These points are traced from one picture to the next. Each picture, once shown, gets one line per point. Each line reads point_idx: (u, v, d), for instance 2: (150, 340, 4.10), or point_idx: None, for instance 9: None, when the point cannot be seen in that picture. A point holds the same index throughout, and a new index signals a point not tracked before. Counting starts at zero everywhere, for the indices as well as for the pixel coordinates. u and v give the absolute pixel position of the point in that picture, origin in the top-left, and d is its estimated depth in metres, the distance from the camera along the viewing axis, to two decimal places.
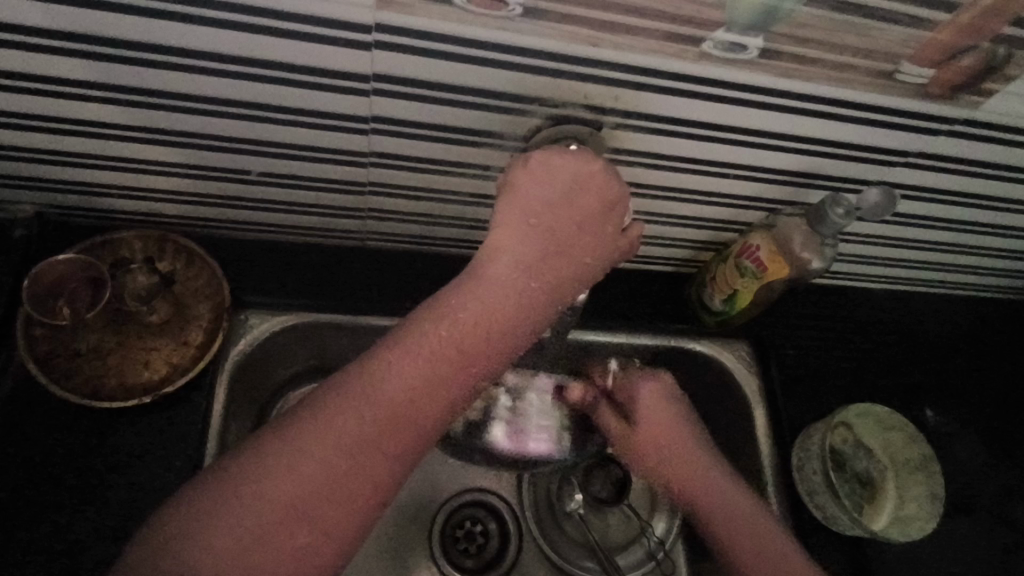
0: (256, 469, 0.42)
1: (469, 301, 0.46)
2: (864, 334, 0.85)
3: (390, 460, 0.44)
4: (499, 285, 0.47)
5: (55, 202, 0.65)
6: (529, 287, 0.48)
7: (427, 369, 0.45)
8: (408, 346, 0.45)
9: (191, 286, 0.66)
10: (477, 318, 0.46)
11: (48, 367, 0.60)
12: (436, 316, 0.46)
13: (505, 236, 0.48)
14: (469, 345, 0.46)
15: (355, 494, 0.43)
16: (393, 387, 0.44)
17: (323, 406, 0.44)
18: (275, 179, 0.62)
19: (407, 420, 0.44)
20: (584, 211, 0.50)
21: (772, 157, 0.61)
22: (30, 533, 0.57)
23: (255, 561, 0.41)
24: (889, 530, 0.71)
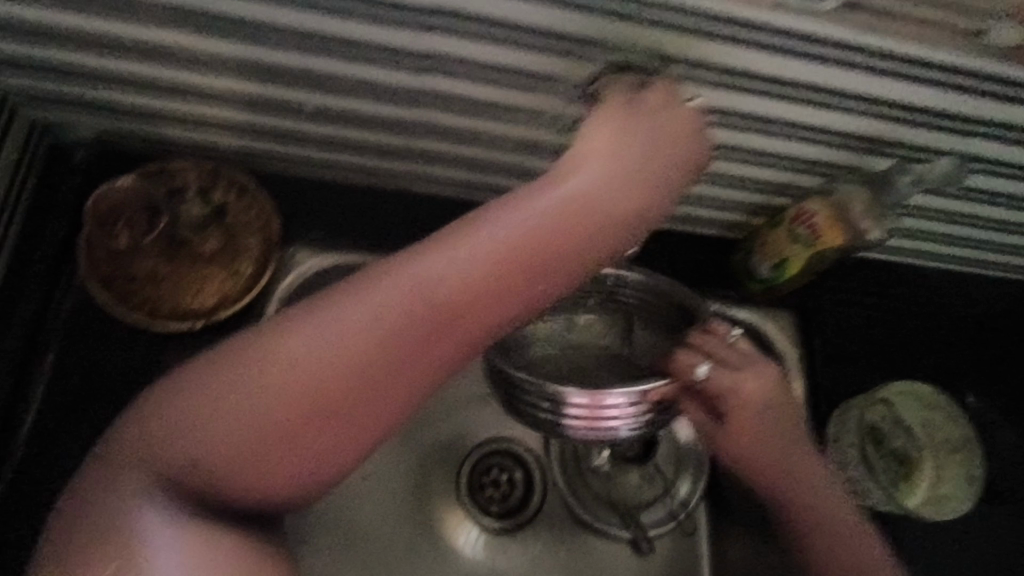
0: (286, 357, 0.40)
1: (538, 210, 0.41)
2: (914, 315, 0.82)
3: (406, 387, 0.41)
4: (565, 207, 0.41)
5: (116, 129, 0.66)
6: (597, 219, 0.42)
7: (469, 292, 0.40)
8: (457, 261, 0.40)
9: (243, 219, 0.67)
10: (534, 246, 0.41)
11: (109, 290, 0.63)
12: (501, 222, 0.41)
13: (583, 151, 0.43)
14: (530, 263, 0.41)
15: (360, 414, 0.40)
16: (443, 298, 0.40)
17: (369, 302, 0.40)
18: (329, 116, 0.61)
19: (447, 337, 0.40)
20: (667, 137, 0.44)
21: (839, 120, 0.58)
22: (90, 443, 0.61)
23: (251, 458, 0.40)
24: (924, 509, 0.71)
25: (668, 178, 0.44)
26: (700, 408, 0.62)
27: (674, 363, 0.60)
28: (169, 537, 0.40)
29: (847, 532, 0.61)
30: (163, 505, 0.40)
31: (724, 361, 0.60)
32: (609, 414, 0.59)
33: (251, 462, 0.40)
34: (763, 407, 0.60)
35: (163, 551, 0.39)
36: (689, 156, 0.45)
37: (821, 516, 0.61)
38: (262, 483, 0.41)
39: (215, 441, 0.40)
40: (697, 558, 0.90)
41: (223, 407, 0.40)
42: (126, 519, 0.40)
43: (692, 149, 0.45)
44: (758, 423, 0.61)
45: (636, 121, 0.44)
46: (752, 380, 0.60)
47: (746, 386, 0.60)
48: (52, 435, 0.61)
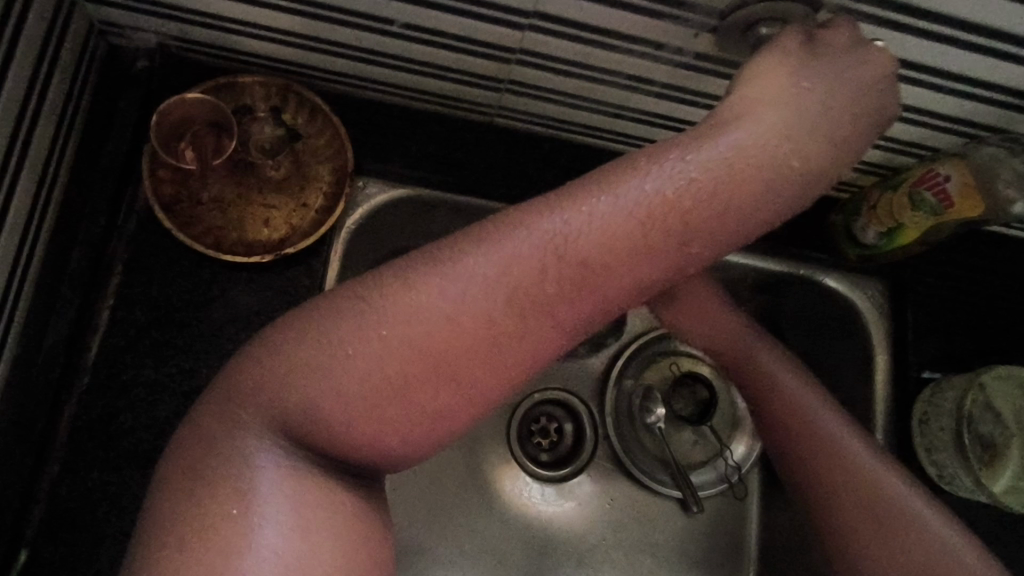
0: (406, 308, 0.35)
1: (700, 162, 0.36)
2: (1020, 293, 0.76)
3: (536, 347, 0.36)
4: (729, 159, 0.37)
5: (181, 33, 0.59)
6: (763, 174, 0.37)
7: (619, 245, 0.35)
8: (607, 210, 0.35)
9: (313, 145, 0.62)
10: (693, 199, 0.36)
11: (173, 212, 0.59)
12: (658, 171, 0.36)
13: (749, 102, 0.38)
14: (685, 221, 0.36)
15: (483, 373, 0.36)
16: (590, 253, 0.35)
17: (505, 253, 0.35)
18: (419, 33, 0.55)
19: (590, 294, 0.36)
20: (839, 90, 0.39)
21: (1012, 72, 0.50)
22: (157, 372, 0.59)
23: (363, 411, 0.36)
24: (1007, 498, 0.67)
25: (840, 137, 0.40)
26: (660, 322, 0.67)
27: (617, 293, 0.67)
28: (274, 487, 0.36)
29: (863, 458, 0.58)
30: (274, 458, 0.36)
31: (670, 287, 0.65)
32: None
33: (362, 416, 0.36)
34: (707, 307, 0.65)
35: (267, 499, 0.36)
36: (858, 113, 0.40)
37: (841, 468, 0.58)
38: (375, 441, 0.37)
39: (323, 390, 0.36)
40: (748, 526, 0.87)
41: (340, 358, 0.35)
42: (235, 467, 0.36)
43: (864, 107, 0.40)
44: (728, 340, 0.65)
45: (803, 75, 0.39)
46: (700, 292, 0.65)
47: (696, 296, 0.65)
48: (119, 364, 0.58)
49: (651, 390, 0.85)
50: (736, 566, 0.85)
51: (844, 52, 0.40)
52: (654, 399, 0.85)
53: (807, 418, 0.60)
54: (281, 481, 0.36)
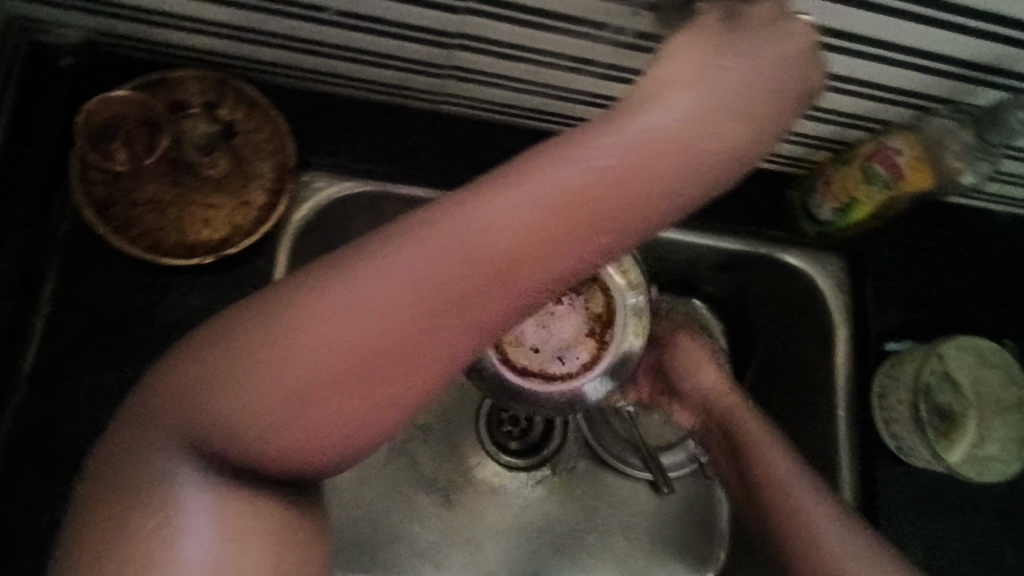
0: (304, 317, 0.33)
1: (614, 148, 0.33)
2: (977, 263, 0.76)
3: (445, 355, 0.34)
4: (647, 144, 0.33)
5: (106, 27, 0.57)
6: (686, 158, 0.34)
7: (529, 242, 0.33)
8: (514, 205, 0.33)
9: (253, 139, 0.60)
10: (607, 189, 0.33)
11: (107, 216, 0.56)
12: (568, 158, 0.33)
13: (670, 80, 0.35)
14: (601, 213, 0.33)
15: (389, 386, 0.34)
16: (499, 250, 0.33)
17: (406, 252, 0.33)
18: (353, 20, 0.53)
19: (502, 293, 0.33)
20: (772, 64, 0.36)
21: (955, 44, 0.49)
22: (98, 382, 0.57)
23: (264, 429, 0.34)
24: (965, 467, 0.68)
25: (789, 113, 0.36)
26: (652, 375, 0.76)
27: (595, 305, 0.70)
28: (201, 503, 0.35)
29: (805, 493, 0.59)
30: (195, 473, 0.35)
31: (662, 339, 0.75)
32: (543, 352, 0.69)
33: (264, 433, 0.34)
34: (688, 351, 0.73)
35: (191, 514, 0.35)
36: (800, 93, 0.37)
37: (784, 500, 0.59)
38: (287, 456, 0.35)
39: (224, 406, 0.34)
40: (718, 505, 0.86)
41: (242, 369, 0.33)
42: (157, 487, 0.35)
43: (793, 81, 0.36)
44: (711, 403, 0.70)
45: (724, 52, 0.36)
46: (688, 340, 0.74)
47: (681, 345, 0.73)
48: (58, 375, 0.56)
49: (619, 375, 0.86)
50: (707, 547, 0.85)
51: (782, 21, 0.36)
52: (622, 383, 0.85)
53: (775, 469, 0.61)
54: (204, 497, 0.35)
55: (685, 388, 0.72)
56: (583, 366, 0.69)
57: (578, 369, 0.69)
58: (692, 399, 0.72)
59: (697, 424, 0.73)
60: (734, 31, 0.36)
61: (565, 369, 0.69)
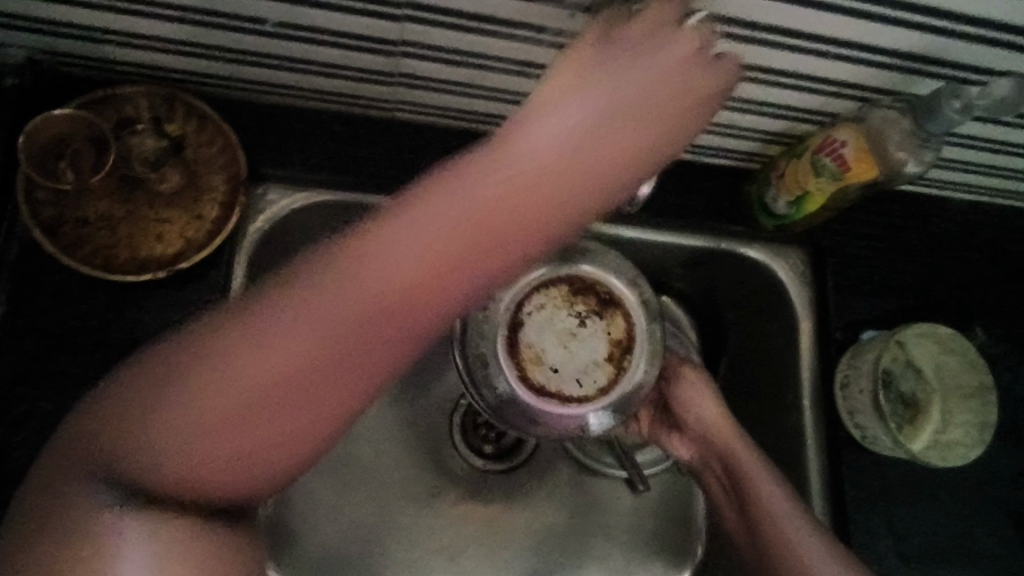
0: (230, 332, 0.35)
1: (514, 158, 0.34)
2: (935, 250, 0.77)
3: (363, 362, 0.35)
4: (547, 151, 0.34)
5: (50, 46, 0.57)
6: (587, 161, 0.34)
7: (434, 253, 0.34)
8: (417, 218, 0.34)
9: (205, 153, 0.60)
10: (508, 196, 0.34)
11: (56, 235, 0.56)
12: (468, 170, 0.34)
13: (571, 84, 0.35)
14: (505, 220, 0.34)
15: (312, 394, 0.35)
16: (405, 260, 0.34)
17: (326, 263, 0.34)
18: (295, 31, 0.53)
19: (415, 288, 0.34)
20: (676, 66, 0.37)
21: (887, 35, 0.50)
22: (51, 404, 0.56)
23: (198, 439, 0.35)
24: (927, 454, 0.69)
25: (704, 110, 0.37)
26: (653, 414, 0.73)
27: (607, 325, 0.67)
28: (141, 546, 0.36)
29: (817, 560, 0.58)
30: (119, 506, 0.36)
31: (667, 378, 0.72)
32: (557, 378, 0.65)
33: (197, 444, 0.36)
34: (695, 391, 0.70)
35: (129, 555, 0.36)
36: (717, 91, 0.38)
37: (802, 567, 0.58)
38: (222, 465, 0.36)
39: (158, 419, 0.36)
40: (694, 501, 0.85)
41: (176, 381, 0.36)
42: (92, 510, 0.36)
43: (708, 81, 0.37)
44: (714, 438, 0.68)
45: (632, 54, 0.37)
46: (694, 380, 0.71)
47: (688, 386, 0.70)
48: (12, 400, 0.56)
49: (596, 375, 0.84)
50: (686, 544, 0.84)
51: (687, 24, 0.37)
52: None
53: (766, 501, 0.62)
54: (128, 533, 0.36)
55: (688, 419, 0.70)
56: (598, 390, 0.65)
57: (591, 394, 0.65)
58: (694, 432, 0.70)
59: (695, 458, 0.70)
60: (649, 31, 0.37)
61: (581, 393, 0.65)
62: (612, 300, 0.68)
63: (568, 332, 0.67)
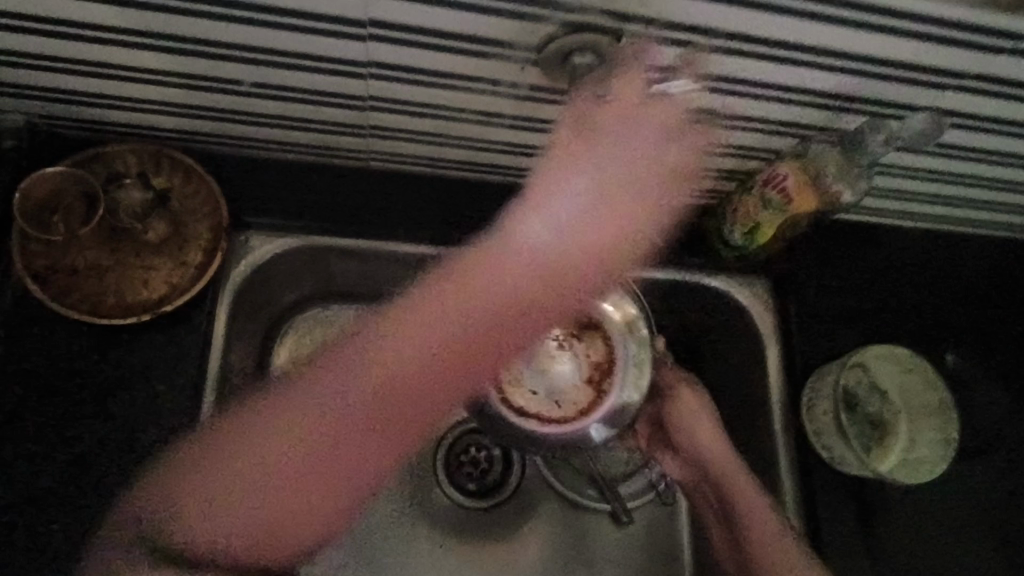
0: (319, 403, 0.60)
1: (384, 354, 0.61)
2: (891, 277, 0.80)
3: (362, 449, 0.60)
4: (398, 361, 0.60)
5: (49, 111, 0.62)
6: (431, 353, 0.60)
7: (362, 419, 0.60)
8: (351, 397, 0.60)
9: (190, 205, 0.64)
10: (390, 385, 0.60)
11: (47, 283, 0.60)
12: (379, 361, 0.60)
13: (426, 301, 0.61)
14: (413, 388, 0.61)
15: (364, 444, 0.60)
16: (341, 422, 0.60)
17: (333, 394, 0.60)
18: (271, 91, 0.58)
19: (513, 329, 0.61)
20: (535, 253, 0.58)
21: (806, 76, 0.55)
22: (36, 445, 0.59)
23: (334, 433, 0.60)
24: (898, 472, 0.70)
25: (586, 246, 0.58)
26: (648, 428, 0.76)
27: (587, 355, 0.73)
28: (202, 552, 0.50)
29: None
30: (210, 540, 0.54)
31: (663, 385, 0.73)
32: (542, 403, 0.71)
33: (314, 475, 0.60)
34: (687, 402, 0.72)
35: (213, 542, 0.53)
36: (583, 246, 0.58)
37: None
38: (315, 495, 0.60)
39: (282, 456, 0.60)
40: (680, 532, 0.83)
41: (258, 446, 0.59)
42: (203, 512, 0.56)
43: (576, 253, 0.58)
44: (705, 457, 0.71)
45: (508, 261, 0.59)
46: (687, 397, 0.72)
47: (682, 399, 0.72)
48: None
49: None
50: None
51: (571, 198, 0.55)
52: None
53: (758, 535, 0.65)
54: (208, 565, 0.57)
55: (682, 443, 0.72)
56: (579, 413, 0.71)
57: (573, 415, 0.71)
58: (686, 451, 0.72)
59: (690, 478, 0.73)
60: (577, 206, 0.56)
61: (561, 413, 0.71)
62: (593, 325, 0.73)
63: (550, 356, 0.73)
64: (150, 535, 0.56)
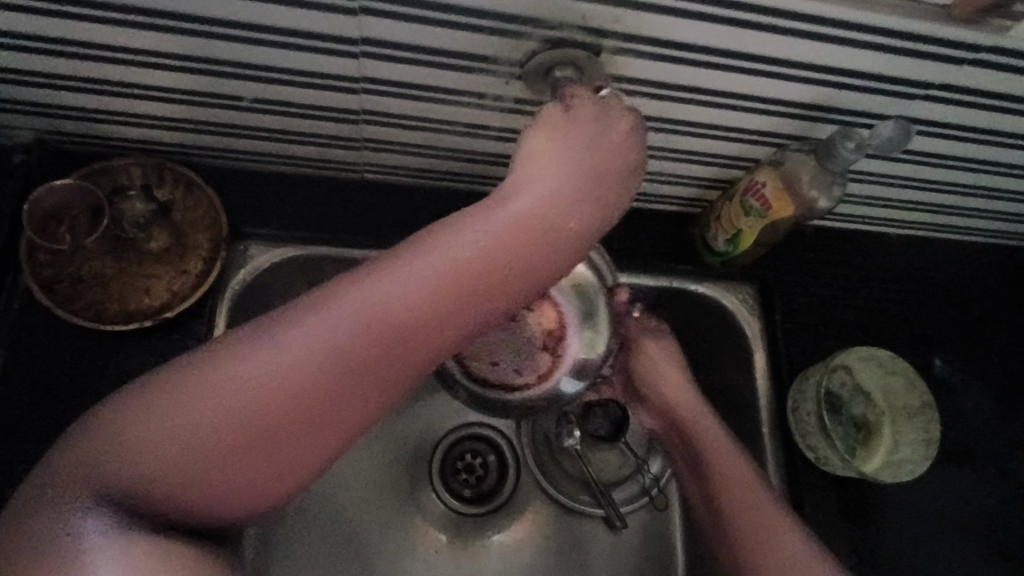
0: (220, 389, 0.42)
1: (280, 360, 0.42)
2: (874, 283, 0.82)
3: (239, 479, 0.43)
4: (300, 358, 0.42)
5: (56, 127, 0.65)
6: (345, 354, 0.43)
7: (234, 434, 0.42)
8: (225, 403, 0.42)
9: (191, 216, 0.66)
10: (280, 392, 0.42)
11: (53, 292, 0.62)
12: (286, 347, 0.42)
13: (352, 280, 0.44)
14: (320, 403, 0.43)
15: (263, 446, 0.43)
16: (219, 434, 0.42)
17: (225, 386, 0.42)
18: (269, 105, 0.61)
19: (477, 302, 0.45)
20: (501, 225, 0.45)
21: (780, 87, 0.58)
22: (41, 448, 0.61)
23: (239, 439, 0.42)
24: (880, 472, 0.72)
25: (563, 215, 0.47)
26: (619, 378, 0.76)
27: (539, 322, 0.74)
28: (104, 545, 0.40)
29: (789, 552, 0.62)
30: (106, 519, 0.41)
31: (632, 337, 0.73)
32: (502, 374, 0.72)
33: (200, 489, 0.43)
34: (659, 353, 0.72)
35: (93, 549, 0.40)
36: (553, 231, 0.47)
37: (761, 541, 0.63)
38: (208, 499, 0.43)
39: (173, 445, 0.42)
40: (672, 536, 0.84)
41: (132, 440, 0.42)
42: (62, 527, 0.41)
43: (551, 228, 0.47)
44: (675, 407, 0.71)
45: (460, 243, 0.45)
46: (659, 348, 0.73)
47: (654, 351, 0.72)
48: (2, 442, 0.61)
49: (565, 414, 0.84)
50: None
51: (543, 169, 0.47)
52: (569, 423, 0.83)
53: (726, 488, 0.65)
54: (117, 531, 0.41)
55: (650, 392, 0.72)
56: (538, 377, 0.73)
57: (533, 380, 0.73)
58: (654, 403, 0.73)
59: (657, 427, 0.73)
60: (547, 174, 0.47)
61: (520, 380, 0.72)
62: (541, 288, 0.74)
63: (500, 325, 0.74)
64: (54, 495, 0.42)
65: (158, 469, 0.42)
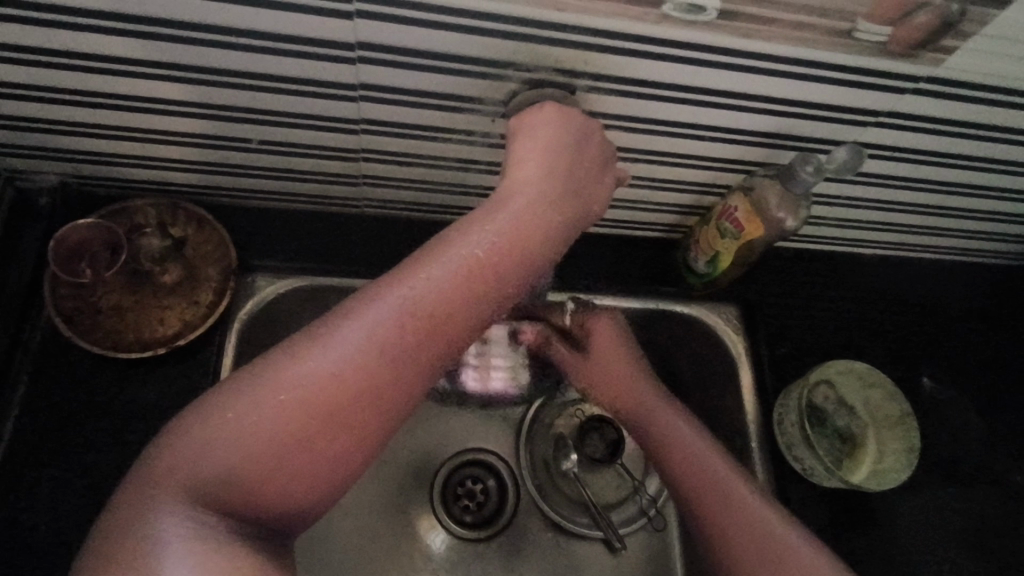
0: (268, 392, 0.47)
1: (320, 360, 0.48)
2: (852, 300, 0.86)
3: (298, 470, 0.48)
4: (338, 360, 0.48)
5: (79, 171, 0.70)
6: (378, 350, 0.48)
7: (288, 431, 0.47)
8: (275, 408, 0.47)
9: (202, 250, 0.71)
10: (324, 390, 0.47)
11: (74, 323, 0.66)
12: (323, 347, 0.48)
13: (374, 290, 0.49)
14: (365, 393, 0.48)
15: (316, 440, 0.48)
16: (274, 432, 0.47)
17: (272, 390, 0.47)
18: (275, 146, 0.67)
19: (488, 293, 0.51)
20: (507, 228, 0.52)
21: (742, 118, 0.63)
22: (60, 471, 0.65)
23: (291, 432, 0.47)
24: (866, 481, 0.74)
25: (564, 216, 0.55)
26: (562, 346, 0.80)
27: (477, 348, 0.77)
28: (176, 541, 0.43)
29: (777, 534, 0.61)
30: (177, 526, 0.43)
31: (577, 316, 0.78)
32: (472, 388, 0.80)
33: (263, 485, 0.47)
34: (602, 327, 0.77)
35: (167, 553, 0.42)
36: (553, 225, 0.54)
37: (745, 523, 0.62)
38: (272, 494, 0.47)
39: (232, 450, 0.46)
40: (666, 554, 0.86)
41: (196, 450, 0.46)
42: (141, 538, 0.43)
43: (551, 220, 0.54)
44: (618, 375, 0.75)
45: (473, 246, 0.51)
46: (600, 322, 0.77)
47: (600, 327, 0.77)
48: (22, 466, 0.64)
49: (561, 438, 0.87)
50: None
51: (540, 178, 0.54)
52: (565, 446, 0.86)
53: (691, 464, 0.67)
54: (188, 532, 0.43)
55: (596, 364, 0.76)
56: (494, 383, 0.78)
57: None
58: (600, 374, 0.76)
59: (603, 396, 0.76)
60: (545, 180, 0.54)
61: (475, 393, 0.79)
62: None
63: None
64: (127, 511, 0.45)
65: (222, 473, 0.46)
